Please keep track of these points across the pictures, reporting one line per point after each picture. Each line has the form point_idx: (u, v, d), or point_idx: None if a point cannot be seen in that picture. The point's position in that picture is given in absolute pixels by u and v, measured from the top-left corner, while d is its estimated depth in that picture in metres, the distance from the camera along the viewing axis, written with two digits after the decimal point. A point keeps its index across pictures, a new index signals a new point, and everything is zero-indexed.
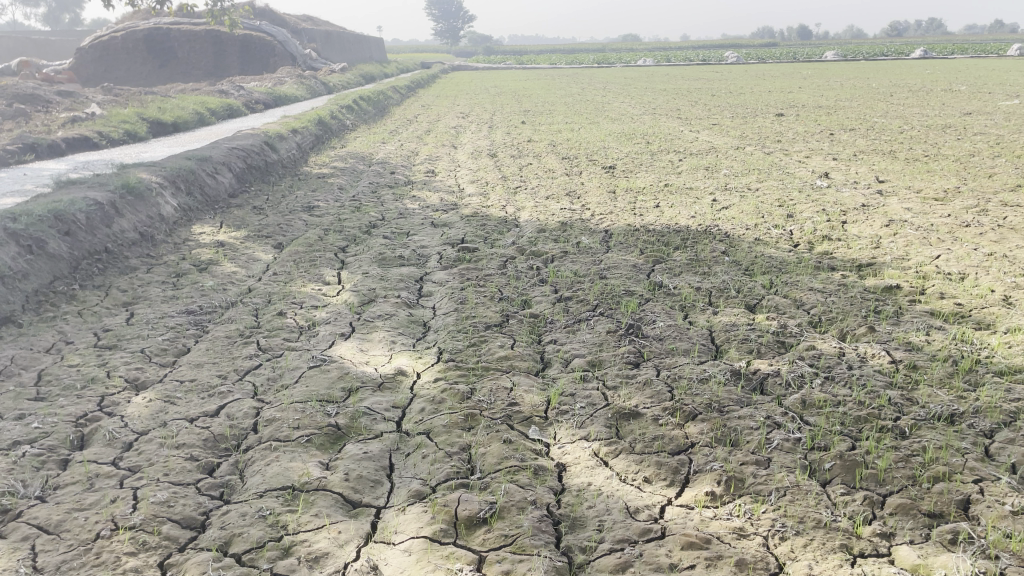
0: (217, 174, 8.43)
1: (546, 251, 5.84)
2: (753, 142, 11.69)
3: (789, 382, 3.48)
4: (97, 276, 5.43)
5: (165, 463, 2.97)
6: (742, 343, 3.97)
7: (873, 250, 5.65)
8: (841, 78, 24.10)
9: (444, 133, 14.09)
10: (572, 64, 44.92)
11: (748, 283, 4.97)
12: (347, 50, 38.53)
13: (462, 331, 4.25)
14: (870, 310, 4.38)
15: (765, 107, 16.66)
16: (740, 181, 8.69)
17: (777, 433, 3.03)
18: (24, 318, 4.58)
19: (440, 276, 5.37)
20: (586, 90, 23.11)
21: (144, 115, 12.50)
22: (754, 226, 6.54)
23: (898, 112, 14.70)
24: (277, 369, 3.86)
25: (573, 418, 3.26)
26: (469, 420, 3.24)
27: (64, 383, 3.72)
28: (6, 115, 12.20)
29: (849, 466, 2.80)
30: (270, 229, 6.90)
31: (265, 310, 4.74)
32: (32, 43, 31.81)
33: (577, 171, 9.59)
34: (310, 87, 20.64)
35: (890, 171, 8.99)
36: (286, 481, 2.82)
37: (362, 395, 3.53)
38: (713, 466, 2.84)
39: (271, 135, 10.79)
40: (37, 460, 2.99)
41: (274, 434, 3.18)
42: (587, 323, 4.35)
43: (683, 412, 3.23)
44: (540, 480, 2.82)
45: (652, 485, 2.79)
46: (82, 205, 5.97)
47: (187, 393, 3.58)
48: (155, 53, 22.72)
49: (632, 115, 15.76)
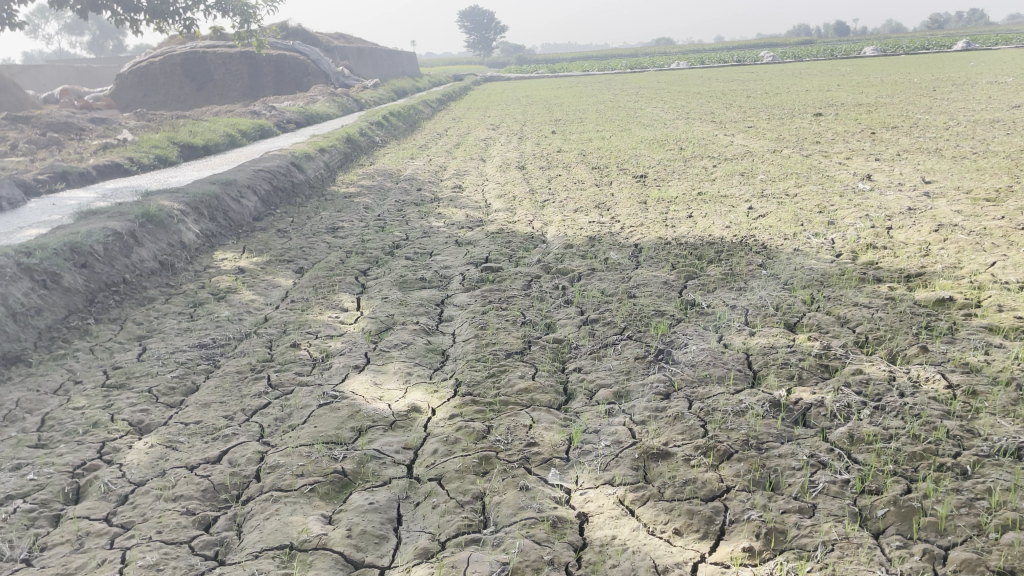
0: (242, 199, 8.32)
1: (572, 269, 5.60)
2: (791, 144, 11.31)
3: (835, 414, 3.18)
4: (113, 308, 5.32)
5: (159, 518, 2.79)
6: (781, 368, 3.67)
7: (922, 259, 5.30)
8: (883, 74, 23.48)
9: (473, 146, 13.92)
10: (605, 70, 44.53)
11: (788, 299, 4.66)
12: (380, 67, 38.66)
13: (481, 361, 4.01)
14: (921, 327, 4.04)
15: (802, 107, 16.17)
16: (778, 186, 8.35)
17: (822, 475, 2.74)
18: (35, 356, 4.47)
19: (461, 299, 5.15)
20: (617, 96, 22.82)
21: (175, 139, 12.55)
22: (793, 235, 6.22)
23: (942, 108, 14.15)
24: (286, 408, 3.66)
25: (596, 459, 3.00)
26: (484, 464, 3.00)
27: (66, 428, 3.56)
28: (40, 143, 12.33)
29: (905, 514, 2.50)
30: (292, 253, 6.76)
31: (279, 341, 4.57)
32: (75, 71, 32.32)
33: (607, 182, 9.33)
34: (342, 105, 20.68)
35: (937, 170, 8.56)
36: (284, 539, 2.61)
37: (372, 436, 3.30)
38: (750, 515, 2.56)
39: (298, 156, 10.69)
40: (27, 518, 2.83)
41: (276, 484, 2.98)
42: (614, 347, 4.09)
43: (717, 452, 2.95)
44: (559, 535, 2.56)
45: (683, 538, 2.52)
46: (99, 235, 5.87)
47: (190, 437, 3.41)
48: (193, 77, 23.02)
49: (665, 121, 15.41)
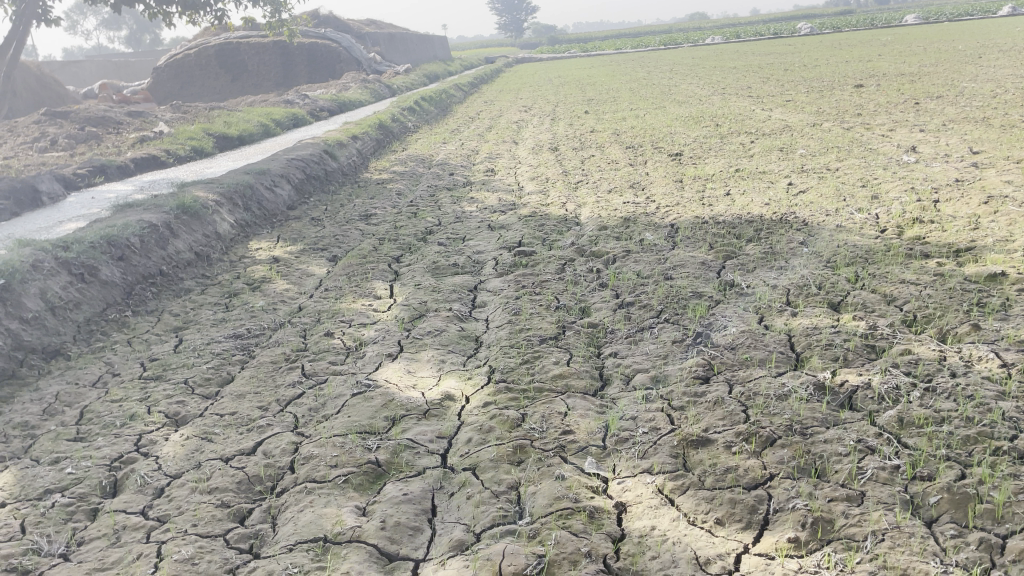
0: (275, 188, 8.34)
1: (606, 251, 5.49)
2: (831, 117, 11.02)
3: (883, 397, 3.06)
4: (150, 300, 5.36)
5: (194, 511, 2.79)
6: (826, 350, 3.55)
7: (972, 232, 5.11)
8: (926, 42, 22.81)
9: (505, 129, 13.81)
10: (639, 47, 43.93)
11: (831, 277, 4.52)
12: (413, 51, 38.59)
13: (515, 347, 3.95)
14: (973, 304, 3.88)
15: (842, 78, 15.77)
16: (818, 161, 8.14)
17: (871, 461, 2.62)
18: (74, 349, 4.52)
19: (494, 284, 5.09)
20: (652, 73, 22.49)
21: (210, 130, 12.64)
22: (836, 210, 6.04)
23: (989, 75, 13.69)
24: (319, 398, 3.63)
25: (633, 447, 2.93)
26: (519, 453, 2.94)
27: (104, 421, 3.58)
28: (79, 138, 12.50)
29: (959, 501, 2.39)
30: (326, 241, 6.75)
31: (313, 330, 4.55)
32: (114, 65, 32.77)
33: (642, 161, 9.18)
34: (375, 91, 20.67)
35: (985, 140, 8.27)
36: (318, 532, 2.58)
37: (405, 425, 3.27)
38: (795, 504, 2.46)
39: (331, 143, 10.69)
40: (66, 512, 2.84)
41: (310, 475, 2.95)
42: (651, 331, 4.00)
43: (760, 437, 2.84)
44: (597, 525, 2.49)
45: (725, 528, 2.44)
46: (136, 228, 5.92)
47: (225, 428, 3.40)
48: (227, 67, 23.14)
49: (700, 97, 15.13)
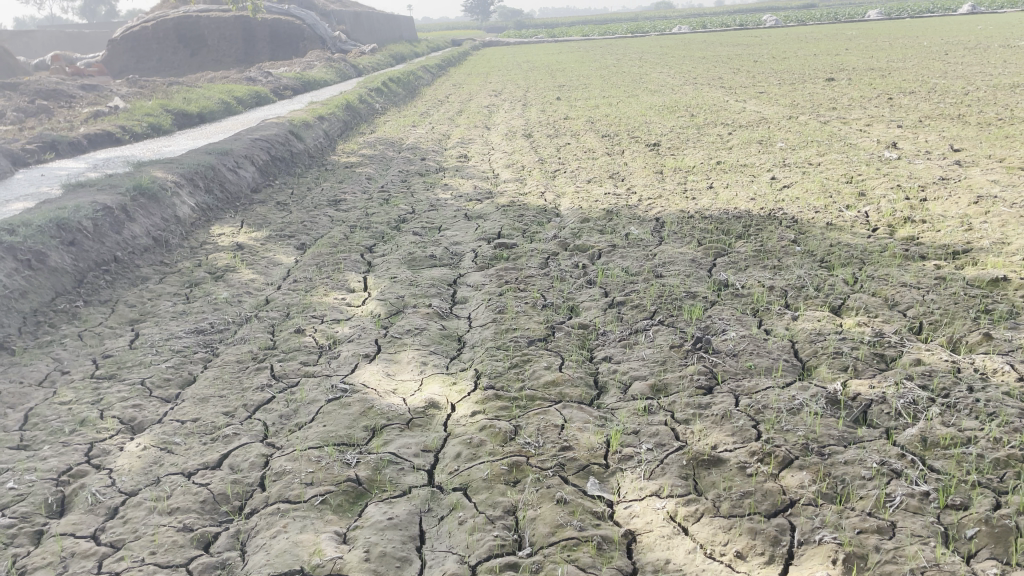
0: (238, 169, 7.93)
1: (591, 245, 5.26)
2: (807, 110, 10.89)
3: (901, 413, 2.87)
4: (104, 289, 4.98)
5: (153, 535, 2.49)
6: (833, 359, 3.35)
7: (967, 232, 4.96)
8: (892, 37, 22.92)
9: (476, 113, 13.49)
10: (606, 34, 43.68)
11: (829, 278, 4.34)
12: (378, 31, 37.82)
13: (502, 350, 3.69)
14: (980, 311, 3.72)
15: (814, 72, 15.73)
16: (799, 154, 7.99)
17: (898, 486, 2.42)
18: (19, 343, 4.15)
19: (475, 278, 4.83)
20: (623, 60, 22.27)
21: (168, 107, 12.09)
22: (824, 207, 5.88)
23: (958, 71, 13.73)
24: (291, 403, 3.34)
25: (639, 466, 2.70)
26: (514, 472, 2.69)
27: (52, 426, 3.25)
28: (28, 111, 11.88)
29: (999, 534, 2.19)
30: (293, 228, 6.40)
31: (282, 326, 4.23)
32: (66, 36, 31.59)
33: (619, 150, 8.96)
34: (340, 71, 20.12)
35: (963, 138, 8.20)
36: (294, 563, 2.31)
37: (387, 437, 3.00)
38: (822, 537, 2.26)
39: (296, 124, 10.28)
40: (6, 535, 2.53)
41: (283, 493, 2.68)
42: (646, 334, 3.77)
43: (776, 458, 2.63)
44: (606, 559, 2.27)
45: (747, 562, 2.23)
46: (88, 210, 5.53)
47: (187, 437, 3.10)
48: (187, 42, 22.38)
49: (674, 86, 14.95)
